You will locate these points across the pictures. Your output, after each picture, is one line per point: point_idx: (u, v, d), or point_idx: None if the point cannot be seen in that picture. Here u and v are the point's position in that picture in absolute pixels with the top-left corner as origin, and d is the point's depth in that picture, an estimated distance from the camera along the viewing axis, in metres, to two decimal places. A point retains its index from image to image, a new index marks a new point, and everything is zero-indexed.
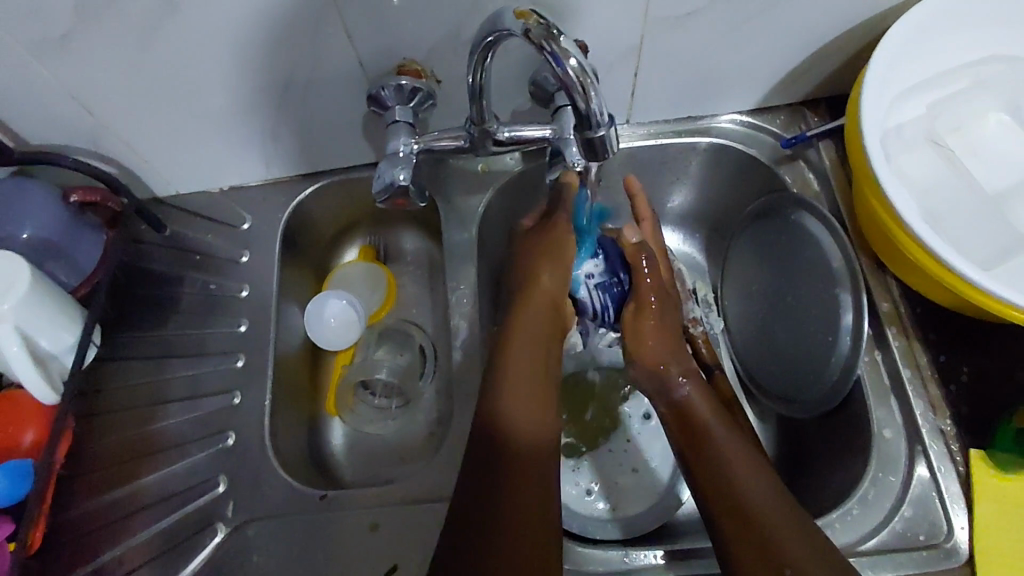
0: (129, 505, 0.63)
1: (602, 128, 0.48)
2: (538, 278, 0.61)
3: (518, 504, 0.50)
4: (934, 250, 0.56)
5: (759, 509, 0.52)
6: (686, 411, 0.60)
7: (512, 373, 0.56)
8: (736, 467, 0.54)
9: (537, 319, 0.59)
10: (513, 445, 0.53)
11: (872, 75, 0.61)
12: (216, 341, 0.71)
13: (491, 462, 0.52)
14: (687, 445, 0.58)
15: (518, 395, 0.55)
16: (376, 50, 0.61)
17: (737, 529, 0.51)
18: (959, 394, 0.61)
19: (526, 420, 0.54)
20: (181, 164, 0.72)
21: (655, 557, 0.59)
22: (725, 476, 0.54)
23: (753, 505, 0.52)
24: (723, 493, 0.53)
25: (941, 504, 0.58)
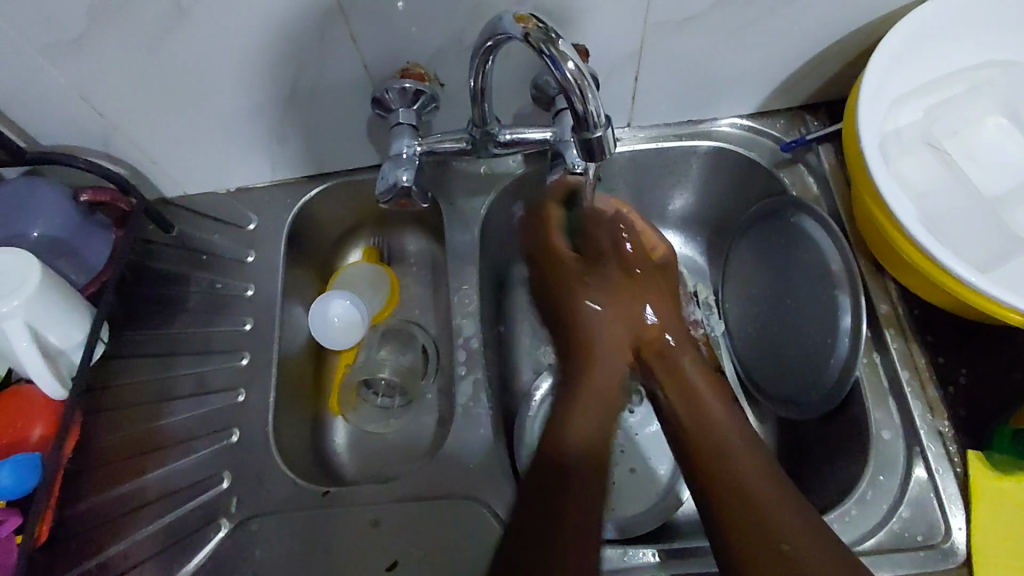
0: (134, 500, 0.64)
1: (599, 130, 0.48)
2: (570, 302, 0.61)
3: (587, 509, 0.48)
4: (931, 252, 0.56)
5: (758, 490, 0.49)
6: (687, 384, 0.58)
7: (586, 402, 0.56)
8: (732, 453, 0.52)
9: (609, 371, 0.58)
10: (570, 460, 0.52)
11: (870, 78, 0.61)
12: (221, 340, 0.72)
13: (553, 470, 0.51)
14: (684, 414, 0.57)
15: (581, 423, 0.55)
16: (381, 54, 0.62)
17: (723, 488, 0.50)
18: (957, 396, 0.62)
19: (580, 434, 0.54)
20: (188, 166, 0.73)
21: (655, 555, 0.60)
22: (718, 440, 0.53)
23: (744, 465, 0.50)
24: (713, 459, 0.52)
25: (939, 504, 0.58)
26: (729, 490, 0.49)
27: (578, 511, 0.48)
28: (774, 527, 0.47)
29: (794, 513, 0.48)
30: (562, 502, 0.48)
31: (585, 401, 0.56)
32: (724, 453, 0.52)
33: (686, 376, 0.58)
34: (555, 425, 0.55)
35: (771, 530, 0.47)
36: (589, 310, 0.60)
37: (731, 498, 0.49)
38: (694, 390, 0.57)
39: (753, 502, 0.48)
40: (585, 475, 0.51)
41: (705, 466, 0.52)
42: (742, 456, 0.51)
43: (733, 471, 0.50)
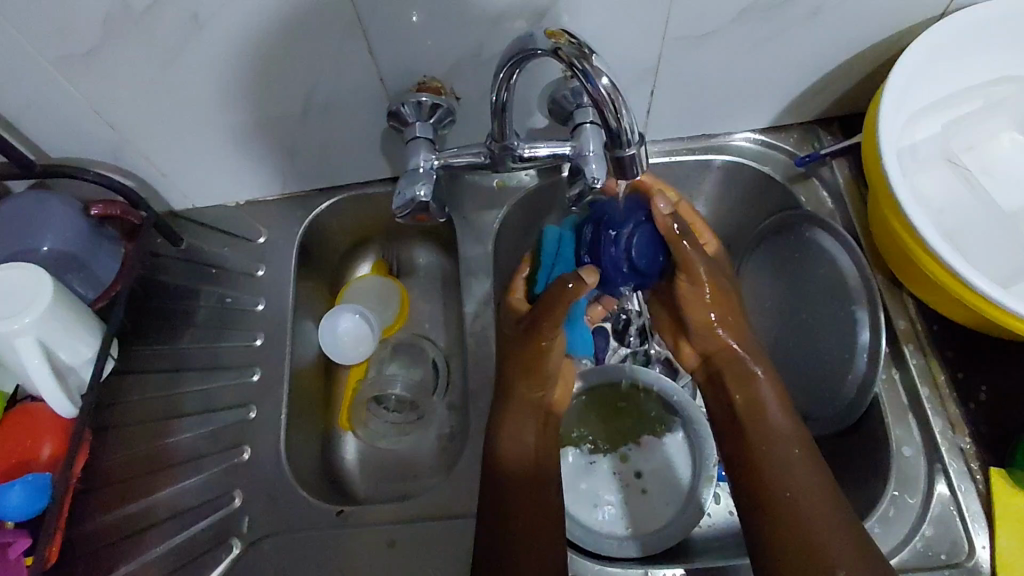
0: (143, 520, 0.63)
1: (631, 147, 0.48)
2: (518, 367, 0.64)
3: (538, 510, 0.58)
4: (953, 268, 0.56)
5: (806, 507, 0.54)
6: (754, 396, 0.61)
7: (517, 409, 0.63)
8: (799, 473, 0.56)
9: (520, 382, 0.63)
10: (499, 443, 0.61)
11: (890, 93, 0.61)
12: (231, 356, 0.71)
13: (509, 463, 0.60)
14: (748, 423, 0.60)
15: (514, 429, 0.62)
16: (397, 68, 0.62)
17: (774, 499, 0.55)
18: (978, 412, 0.61)
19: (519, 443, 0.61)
20: (198, 178, 0.72)
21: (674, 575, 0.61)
22: (783, 452, 0.57)
23: (795, 478, 0.55)
24: (759, 452, 0.58)
25: (962, 522, 0.58)
26: (784, 500, 0.55)
27: (524, 524, 0.57)
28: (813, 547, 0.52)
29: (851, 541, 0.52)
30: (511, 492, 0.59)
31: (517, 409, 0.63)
32: (777, 462, 0.57)
33: (753, 387, 0.62)
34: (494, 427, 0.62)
35: (817, 545, 0.52)
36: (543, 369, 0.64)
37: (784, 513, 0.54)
38: (759, 404, 0.61)
39: (801, 518, 0.53)
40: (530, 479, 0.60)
41: (754, 464, 0.58)
42: (808, 482, 0.55)
43: (791, 489, 0.55)
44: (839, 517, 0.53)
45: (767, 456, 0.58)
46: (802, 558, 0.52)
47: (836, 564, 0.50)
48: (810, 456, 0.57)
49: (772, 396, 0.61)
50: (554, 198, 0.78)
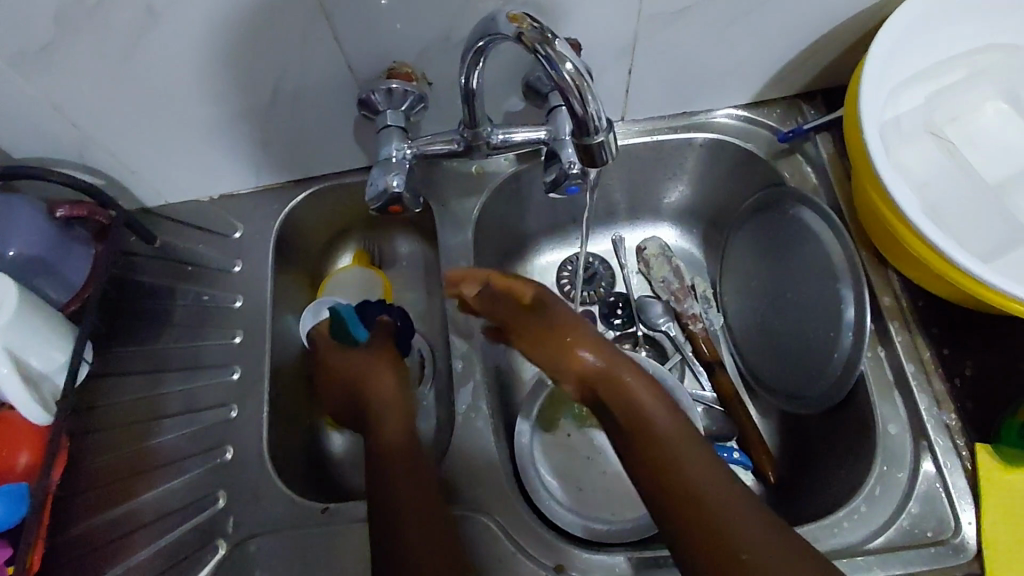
0: (127, 524, 0.62)
1: (599, 134, 0.47)
2: (373, 378, 0.60)
3: (422, 499, 0.51)
4: (933, 241, 0.56)
5: (732, 520, 0.47)
6: (611, 372, 0.55)
7: (378, 409, 0.58)
8: (685, 460, 0.50)
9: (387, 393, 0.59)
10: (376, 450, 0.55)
11: (872, 62, 0.60)
12: (212, 354, 0.70)
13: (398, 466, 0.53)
14: (619, 410, 0.53)
15: (385, 414, 0.57)
16: (365, 54, 0.60)
17: (676, 493, 0.49)
18: (964, 387, 0.60)
19: (397, 425, 0.57)
20: (168, 174, 0.70)
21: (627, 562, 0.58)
22: (652, 434, 0.51)
23: (690, 465, 0.50)
24: (648, 440, 0.51)
25: (949, 499, 0.57)
26: (699, 515, 0.47)
27: (416, 506, 0.51)
28: (726, 536, 0.46)
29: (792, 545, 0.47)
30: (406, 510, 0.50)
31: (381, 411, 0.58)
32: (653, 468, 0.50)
33: (609, 368, 0.55)
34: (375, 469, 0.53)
35: (724, 536, 0.46)
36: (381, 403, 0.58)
37: (684, 506, 0.48)
38: (620, 383, 0.54)
39: (698, 501, 0.48)
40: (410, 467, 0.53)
41: (643, 457, 0.51)
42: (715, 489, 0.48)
43: (680, 468, 0.49)
44: (736, 500, 0.48)
45: (657, 434, 0.51)
46: (710, 555, 0.46)
47: (744, 550, 0.45)
48: (687, 432, 0.52)
49: (632, 375, 0.54)
50: (534, 182, 0.76)
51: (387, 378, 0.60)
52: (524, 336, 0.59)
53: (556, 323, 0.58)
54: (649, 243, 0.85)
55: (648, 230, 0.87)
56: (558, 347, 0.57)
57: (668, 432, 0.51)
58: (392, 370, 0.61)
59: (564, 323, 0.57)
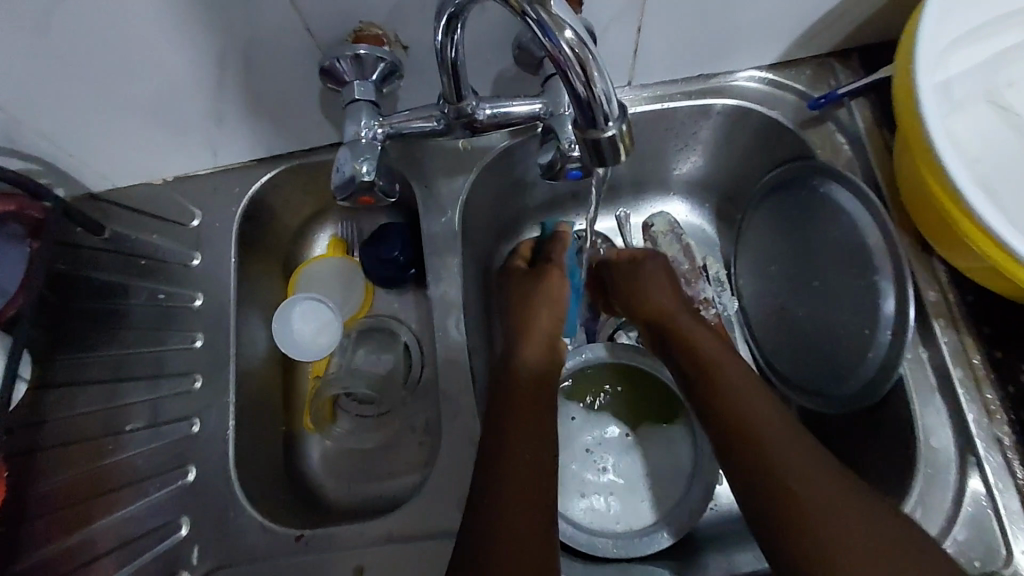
0: (84, 552, 0.55)
1: (607, 123, 0.38)
2: (534, 324, 0.62)
3: (529, 473, 0.50)
4: (994, 233, 0.47)
5: (809, 484, 0.48)
6: (699, 350, 0.61)
7: (532, 338, 0.61)
8: (781, 431, 0.52)
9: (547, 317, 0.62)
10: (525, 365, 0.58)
11: (926, 19, 0.51)
12: (173, 361, 0.63)
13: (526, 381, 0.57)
14: (709, 395, 0.57)
15: (535, 342, 0.61)
16: (325, 15, 0.50)
17: (770, 462, 0.51)
18: (1018, 398, 0.53)
19: (532, 366, 0.58)
20: (110, 157, 0.61)
21: None
22: (755, 410, 0.54)
23: (788, 442, 0.51)
24: (740, 417, 0.54)
25: (1000, 525, 0.50)
26: (775, 468, 0.50)
27: (519, 494, 0.49)
28: (825, 500, 0.47)
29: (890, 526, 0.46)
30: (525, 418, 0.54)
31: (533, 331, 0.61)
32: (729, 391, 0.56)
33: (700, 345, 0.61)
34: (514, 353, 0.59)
35: (821, 509, 0.47)
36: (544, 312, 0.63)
37: (772, 475, 0.50)
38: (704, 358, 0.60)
39: (804, 474, 0.49)
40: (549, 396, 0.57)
41: (727, 426, 0.55)
42: (802, 465, 0.50)
43: (781, 457, 0.50)
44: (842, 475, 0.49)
45: (748, 408, 0.54)
46: (807, 521, 0.47)
47: (847, 511, 0.46)
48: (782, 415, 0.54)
49: (720, 351, 0.60)
50: (530, 157, 0.68)
51: (542, 312, 0.62)
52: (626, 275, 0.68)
53: (651, 273, 0.67)
54: (657, 219, 0.76)
55: (657, 206, 0.79)
56: (664, 287, 0.66)
57: (738, 385, 0.57)
58: (545, 306, 0.63)
59: (654, 280, 0.67)
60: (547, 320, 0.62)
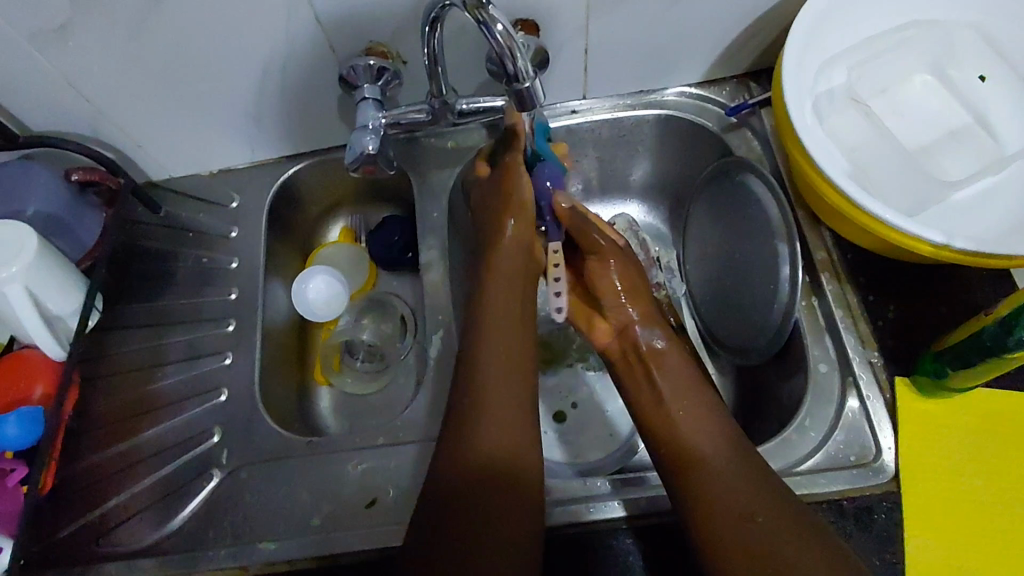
0: (133, 456, 0.69)
1: (528, 82, 0.54)
2: (492, 394, 0.61)
3: (504, 514, 0.55)
4: (854, 199, 0.61)
5: (729, 473, 0.56)
6: (657, 353, 0.67)
7: (493, 409, 0.60)
8: (709, 436, 0.59)
9: (505, 394, 0.61)
10: (478, 466, 0.56)
11: (790, 49, 0.67)
12: (210, 308, 0.77)
13: (498, 462, 0.57)
14: (655, 392, 0.64)
15: (496, 419, 0.59)
16: (345, 35, 0.67)
17: (690, 458, 0.58)
18: (886, 329, 0.66)
19: (497, 439, 0.58)
20: (172, 149, 0.78)
21: (608, 484, 0.64)
22: (684, 407, 0.62)
23: (709, 439, 0.59)
24: (676, 421, 0.62)
25: (870, 427, 0.63)
26: (687, 411, 0.62)
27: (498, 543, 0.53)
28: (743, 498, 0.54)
29: (783, 516, 0.53)
30: (500, 399, 0.60)
31: (496, 400, 0.60)
32: (671, 380, 0.64)
33: (658, 351, 0.67)
34: (461, 433, 0.58)
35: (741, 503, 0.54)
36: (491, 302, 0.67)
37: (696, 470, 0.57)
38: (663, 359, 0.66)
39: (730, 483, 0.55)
40: (512, 488, 0.56)
41: (665, 433, 0.62)
42: (715, 439, 0.59)
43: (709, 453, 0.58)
44: (749, 462, 0.57)
45: (675, 408, 0.62)
46: (727, 516, 0.54)
47: (757, 513, 0.53)
48: (714, 414, 0.61)
49: (674, 356, 0.66)
50: None
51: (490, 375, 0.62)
52: (597, 256, 0.73)
53: (603, 261, 0.73)
54: (618, 219, 0.89)
55: (617, 206, 0.93)
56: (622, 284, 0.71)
57: (684, 396, 0.63)
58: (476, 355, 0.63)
59: (625, 271, 0.72)
60: (496, 373, 0.62)
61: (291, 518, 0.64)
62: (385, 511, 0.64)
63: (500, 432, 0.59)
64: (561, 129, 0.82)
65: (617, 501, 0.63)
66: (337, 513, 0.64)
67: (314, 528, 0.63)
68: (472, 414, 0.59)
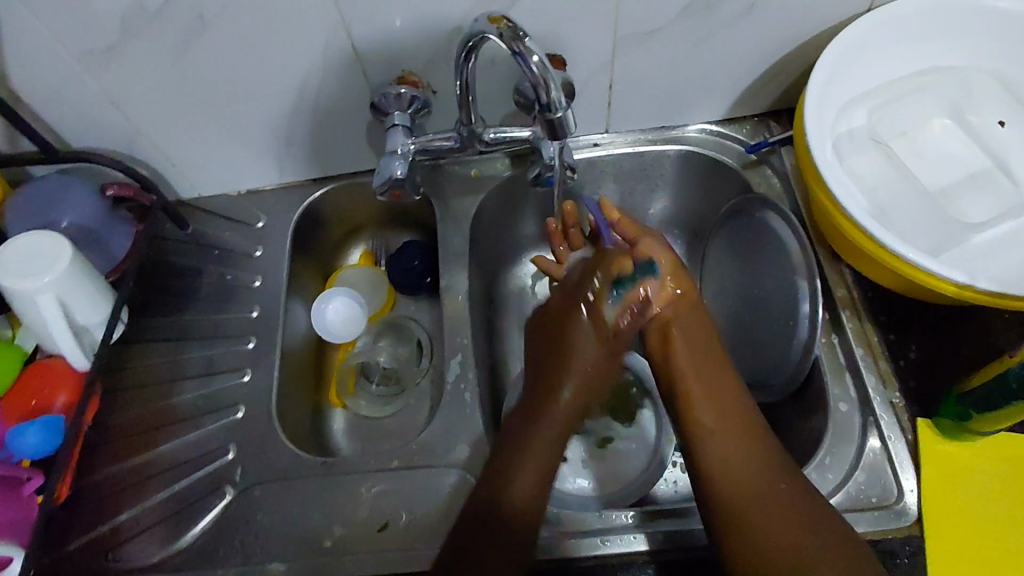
0: (146, 470, 0.69)
1: (559, 111, 0.55)
2: (541, 435, 0.62)
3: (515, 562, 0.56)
4: (872, 233, 0.62)
5: (754, 450, 0.60)
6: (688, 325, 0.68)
7: (535, 456, 0.61)
8: (729, 407, 0.63)
9: (545, 451, 0.61)
10: (515, 508, 0.58)
11: (813, 87, 0.68)
12: (231, 325, 0.78)
13: (514, 513, 0.58)
14: (680, 362, 0.66)
15: (534, 467, 0.60)
16: (378, 64, 0.70)
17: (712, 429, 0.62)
18: (908, 369, 0.66)
19: (527, 489, 0.59)
20: (203, 168, 0.80)
21: (633, 518, 0.63)
22: (708, 378, 0.65)
23: (732, 413, 0.63)
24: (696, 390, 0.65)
25: (893, 470, 0.62)
26: (709, 380, 0.65)
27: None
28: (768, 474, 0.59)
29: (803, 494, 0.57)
30: (536, 442, 0.62)
31: (531, 460, 0.60)
32: (691, 353, 0.66)
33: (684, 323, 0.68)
34: (502, 467, 0.60)
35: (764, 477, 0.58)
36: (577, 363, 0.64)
37: (719, 441, 0.61)
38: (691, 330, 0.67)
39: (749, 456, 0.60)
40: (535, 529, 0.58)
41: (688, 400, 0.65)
42: (737, 415, 0.63)
43: (729, 427, 0.62)
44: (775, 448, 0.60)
45: (696, 376, 0.65)
46: (751, 488, 0.58)
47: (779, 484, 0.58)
48: (734, 389, 0.65)
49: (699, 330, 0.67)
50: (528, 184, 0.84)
51: (546, 429, 0.62)
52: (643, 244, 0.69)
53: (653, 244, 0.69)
54: None
55: None
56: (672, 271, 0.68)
57: (707, 369, 0.66)
58: (557, 415, 0.63)
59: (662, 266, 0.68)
60: (552, 436, 0.62)
61: (302, 539, 0.64)
62: (397, 536, 0.63)
63: (528, 486, 0.59)
64: (582, 161, 0.83)
65: (643, 536, 0.61)
66: (348, 537, 0.63)
67: (324, 550, 0.63)
68: (510, 459, 0.60)
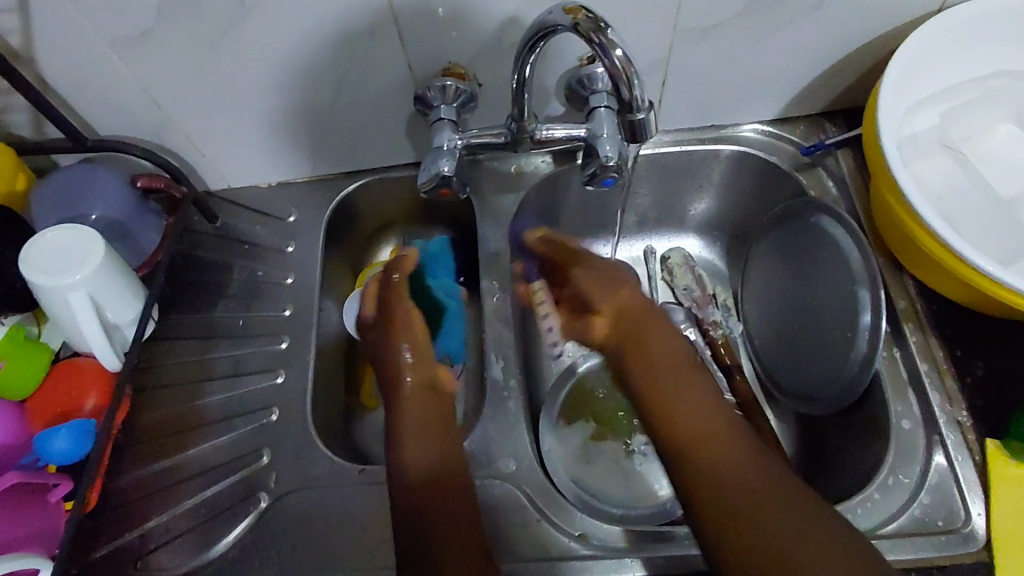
0: (174, 474, 0.67)
1: (641, 113, 0.54)
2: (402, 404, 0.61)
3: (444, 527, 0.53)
4: (948, 243, 0.58)
5: (679, 437, 0.53)
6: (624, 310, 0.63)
7: (411, 430, 0.59)
8: (691, 394, 0.56)
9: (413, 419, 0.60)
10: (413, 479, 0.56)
11: (887, 85, 0.64)
12: (262, 324, 0.75)
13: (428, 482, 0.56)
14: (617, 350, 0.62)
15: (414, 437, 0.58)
16: (425, 55, 0.66)
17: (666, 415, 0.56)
18: (974, 387, 0.63)
19: (420, 460, 0.57)
20: (234, 159, 0.76)
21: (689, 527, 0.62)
22: (674, 363, 0.59)
23: (689, 398, 0.56)
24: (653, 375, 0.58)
25: (960, 492, 0.59)
26: (658, 366, 0.59)
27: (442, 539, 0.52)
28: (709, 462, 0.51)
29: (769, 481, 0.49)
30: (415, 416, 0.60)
31: (409, 428, 0.59)
32: (648, 342, 0.61)
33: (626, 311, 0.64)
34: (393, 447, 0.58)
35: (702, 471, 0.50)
36: (402, 359, 0.64)
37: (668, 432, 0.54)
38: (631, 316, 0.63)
39: (685, 445, 0.52)
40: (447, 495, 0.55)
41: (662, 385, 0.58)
42: (689, 401, 0.56)
43: (672, 411, 0.55)
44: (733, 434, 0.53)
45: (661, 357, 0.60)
46: (700, 480, 0.50)
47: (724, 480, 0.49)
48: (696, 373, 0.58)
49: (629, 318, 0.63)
50: (571, 183, 0.81)
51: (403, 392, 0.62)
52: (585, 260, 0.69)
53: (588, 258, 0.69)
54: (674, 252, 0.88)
55: (674, 241, 0.90)
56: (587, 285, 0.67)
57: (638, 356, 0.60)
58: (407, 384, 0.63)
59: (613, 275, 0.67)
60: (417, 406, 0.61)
61: (340, 551, 0.61)
62: None
63: (423, 453, 0.58)
64: None
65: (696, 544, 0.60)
66: (387, 549, 0.61)
67: (363, 563, 0.60)
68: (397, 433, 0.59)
